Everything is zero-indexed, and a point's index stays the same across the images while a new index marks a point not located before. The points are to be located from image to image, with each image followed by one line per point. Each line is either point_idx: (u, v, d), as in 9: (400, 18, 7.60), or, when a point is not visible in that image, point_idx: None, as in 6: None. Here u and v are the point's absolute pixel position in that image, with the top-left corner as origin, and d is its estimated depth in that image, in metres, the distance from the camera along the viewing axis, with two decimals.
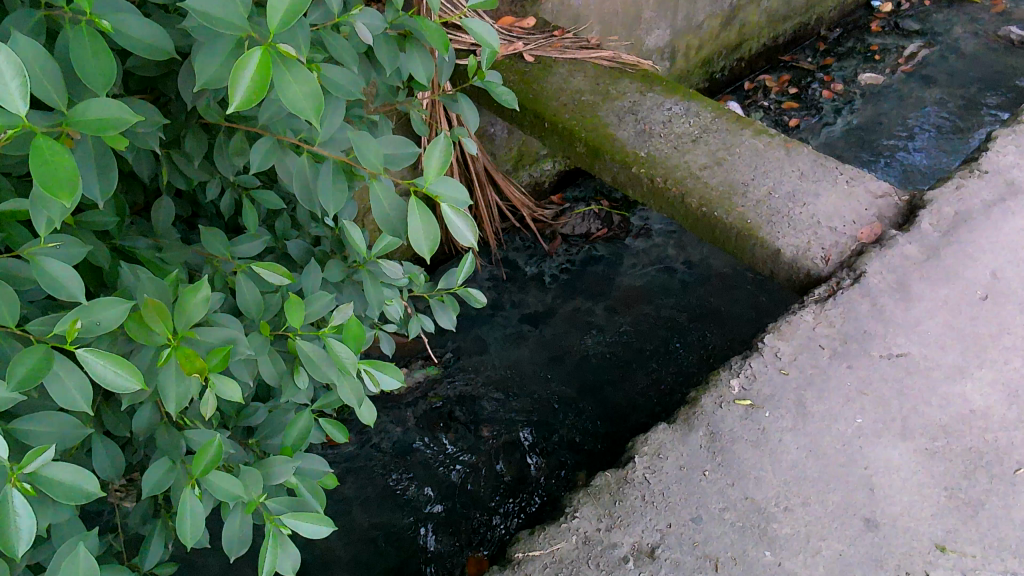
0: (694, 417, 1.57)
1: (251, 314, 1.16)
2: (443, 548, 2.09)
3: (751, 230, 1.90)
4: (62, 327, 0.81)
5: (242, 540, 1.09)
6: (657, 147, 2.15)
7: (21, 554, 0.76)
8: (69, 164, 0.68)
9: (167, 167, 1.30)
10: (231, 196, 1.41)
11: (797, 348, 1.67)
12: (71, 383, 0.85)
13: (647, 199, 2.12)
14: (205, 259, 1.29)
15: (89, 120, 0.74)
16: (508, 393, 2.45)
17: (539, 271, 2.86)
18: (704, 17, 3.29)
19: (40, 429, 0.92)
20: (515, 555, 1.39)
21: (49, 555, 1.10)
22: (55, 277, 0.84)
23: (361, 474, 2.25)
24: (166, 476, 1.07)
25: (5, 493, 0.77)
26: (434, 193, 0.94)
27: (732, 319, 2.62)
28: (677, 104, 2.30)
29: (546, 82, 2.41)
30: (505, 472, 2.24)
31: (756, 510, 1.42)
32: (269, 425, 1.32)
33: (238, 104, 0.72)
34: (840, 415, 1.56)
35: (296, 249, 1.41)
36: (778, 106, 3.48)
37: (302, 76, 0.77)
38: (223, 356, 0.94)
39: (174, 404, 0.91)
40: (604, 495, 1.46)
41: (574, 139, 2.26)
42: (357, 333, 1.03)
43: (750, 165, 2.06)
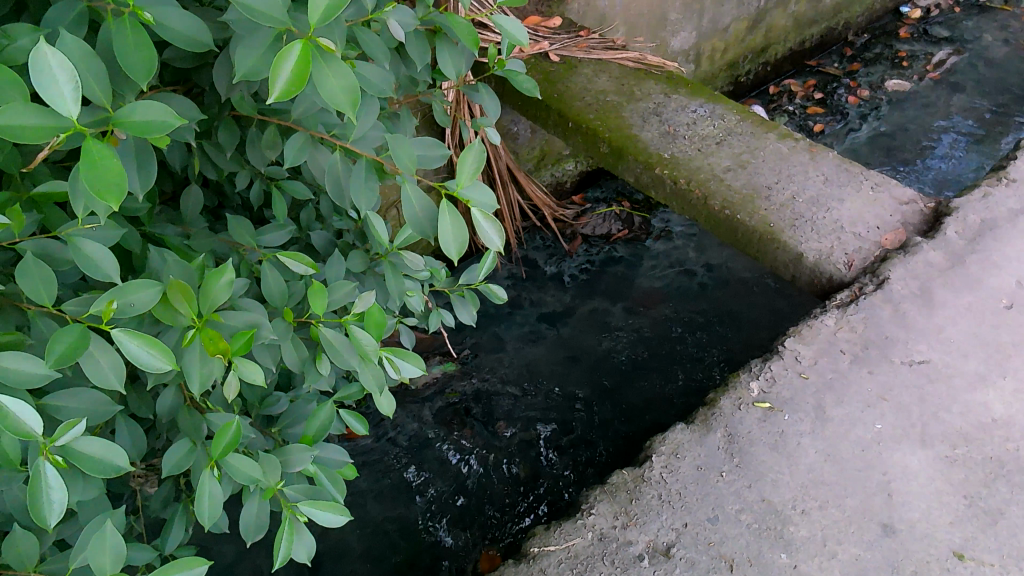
0: (713, 417, 1.58)
1: (275, 302, 1.16)
2: (457, 543, 2.10)
3: (773, 233, 1.89)
4: (98, 308, 0.82)
5: (259, 523, 1.11)
6: (681, 149, 2.15)
7: (51, 525, 0.79)
8: (117, 165, 0.68)
9: (199, 158, 1.33)
10: (259, 187, 1.43)
11: (817, 352, 1.67)
12: (104, 362, 0.87)
13: (670, 201, 2.11)
14: (231, 249, 1.30)
15: (136, 122, 0.75)
16: (525, 390, 2.46)
17: (558, 270, 2.87)
18: (731, 21, 3.28)
19: (70, 405, 0.94)
20: (530, 549, 1.40)
21: (74, 531, 1.13)
22: (91, 258, 0.86)
23: (377, 467, 2.27)
24: (185, 458, 1.09)
25: (38, 465, 0.79)
26: (464, 198, 0.95)
27: (751, 323, 2.61)
28: (701, 106, 2.30)
29: (570, 82, 2.42)
30: (520, 470, 2.25)
31: (773, 512, 1.42)
32: (291, 415, 1.33)
33: (277, 95, 0.73)
34: (860, 420, 1.55)
35: (318, 241, 1.42)
36: (803, 111, 3.47)
37: (340, 70, 0.78)
38: (246, 338, 0.96)
39: (198, 384, 0.93)
40: (620, 493, 1.47)
41: (597, 138, 2.26)
42: (378, 321, 1.04)
43: (774, 169, 2.05)
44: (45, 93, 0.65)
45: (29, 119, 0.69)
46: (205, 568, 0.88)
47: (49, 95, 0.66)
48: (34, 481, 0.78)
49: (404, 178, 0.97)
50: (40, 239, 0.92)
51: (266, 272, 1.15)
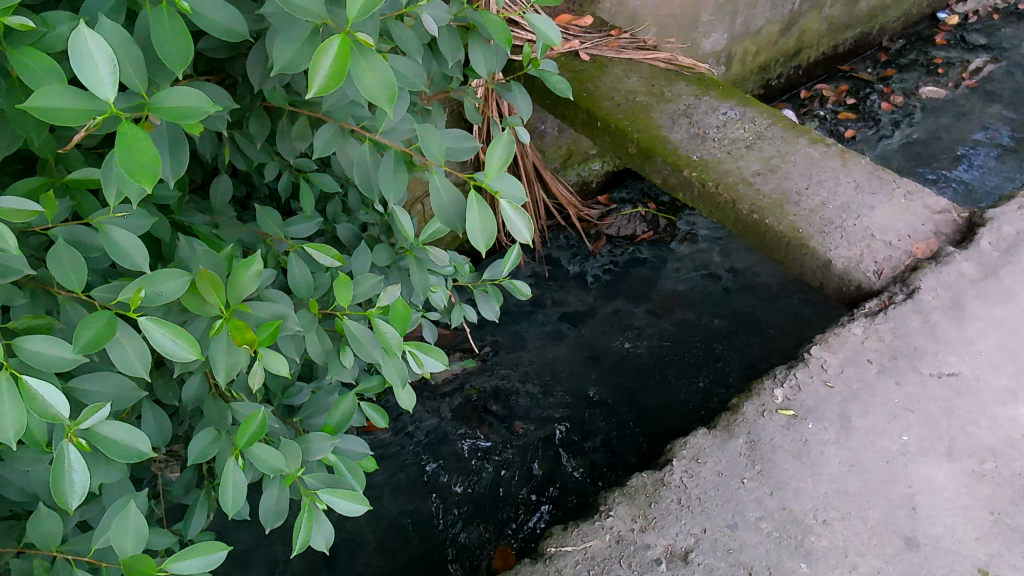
0: (735, 423, 1.56)
1: (301, 294, 1.16)
2: (471, 539, 2.10)
3: (801, 239, 1.87)
4: (126, 295, 0.83)
5: (278, 511, 1.11)
6: (710, 152, 2.13)
7: (73, 506, 0.80)
8: (152, 150, 0.68)
9: (230, 147, 1.34)
10: (287, 178, 1.44)
11: (843, 360, 1.65)
12: (131, 349, 0.88)
13: (697, 204, 2.10)
14: (259, 239, 1.31)
15: (170, 109, 0.75)
16: (544, 389, 2.46)
17: (581, 270, 2.86)
18: (764, 23, 3.24)
19: (97, 390, 0.96)
20: (547, 549, 1.40)
21: (98, 512, 1.14)
22: (121, 246, 0.87)
23: (395, 461, 2.27)
24: (210, 446, 1.10)
25: (61, 447, 0.79)
26: (493, 189, 0.93)
27: (774, 330, 2.59)
28: (732, 108, 2.29)
29: (600, 81, 2.41)
30: (537, 469, 2.25)
31: (794, 521, 1.40)
32: (312, 405, 1.34)
33: (316, 89, 0.73)
34: (886, 431, 1.53)
35: (344, 234, 1.43)
36: (835, 116, 3.43)
37: (377, 65, 0.77)
38: (273, 330, 0.96)
39: (223, 374, 0.93)
40: (639, 497, 1.46)
41: (626, 139, 2.25)
42: (402, 314, 1.02)
43: (805, 174, 2.03)
44: (84, 77, 0.66)
45: (66, 101, 0.70)
46: (226, 553, 0.89)
47: (88, 79, 0.66)
48: (57, 463, 0.79)
49: (432, 170, 0.96)
50: (72, 225, 0.92)
51: (293, 263, 1.15)
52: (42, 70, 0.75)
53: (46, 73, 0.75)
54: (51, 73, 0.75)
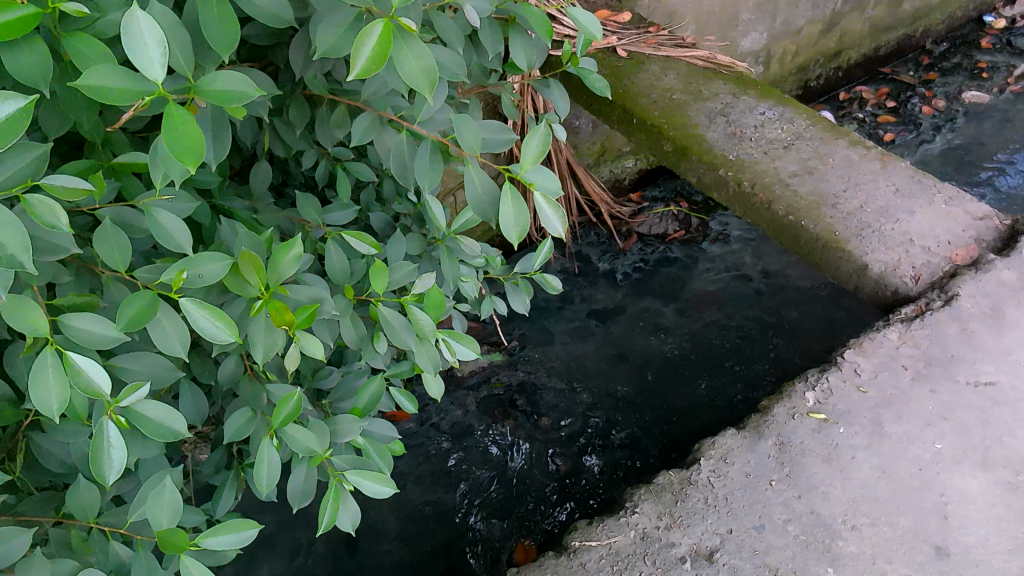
0: (765, 425, 1.55)
1: (338, 279, 1.17)
2: (492, 531, 2.11)
3: (837, 242, 1.84)
4: (168, 277, 0.84)
5: (306, 491, 1.13)
6: (747, 152, 2.11)
7: (110, 481, 0.82)
8: (197, 130, 0.69)
9: (270, 134, 1.36)
10: (325, 166, 1.46)
11: (877, 365, 1.63)
12: (172, 331, 0.89)
13: (732, 204, 2.08)
14: (297, 225, 1.33)
15: (215, 91, 0.76)
16: (570, 385, 2.46)
17: (611, 267, 2.86)
18: (804, 23, 3.20)
19: (137, 368, 0.97)
20: (571, 543, 1.40)
21: (133, 487, 1.17)
22: (166, 230, 0.88)
23: (419, 451, 2.29)
24: (245, 426, 1.13)
25: (101, 423, 0.81)
26: (527, 181, 0.92)
27: (806, 334, 2.56)
28: (770, 108, 2.26)
29: (637, 78, 2.40)
30: (560, 464, 2.25)
31: (822, 525, 1.39)
32: (342, 389, 1.36)
33: (357, 73, 0.72)
34: (919, 438, 1.51)
35: (378, 222, 1.44)
36: (874, 119, 3.38)
37: (419, 52, 0.76)
38: (311, 312, 0.97)
39: (261, 353, 0.94)
40: (666, 494, 1.46)
41: (661, 137, 2.24)
42: (437, 303, 1.05)
43: (843, 176, 2.01)
44: (135, 56, 0.67)
45: (116, 82, 0.71)
46: (256, 532, 0.91)
47: (138, 59, 0.67)
48: (96, 438, 0.81)
49: (467, 160, 0.95)
50: (119, 206, 0.94)
51: (331, 249, 1.16)
52: (93, 53, 0.76)
53: (97, 55, 0.76)
54: (101, 56, 0.76)
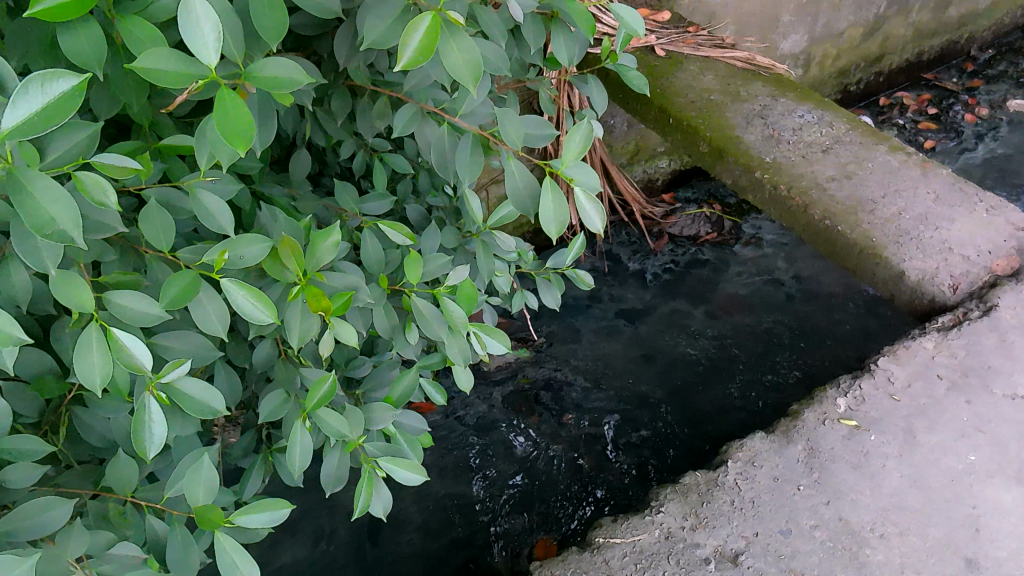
0: (795, 429, 1.54)
1: (372, 269, 1.18)
2: (514, 527, 2.11)
3: (874, 248, 1.82)
4: (211, 257, 0.86)
5: (338, 477, 1.14)
6: (784, 154, 2.09)
7: (150, 456, 0.84)
8: (247, 114, 0.70)
9: (311, 123, 1.38)
10: (362, 157, 1.48)
11: (911, 374, 1.61)
12: (212, 311, 0.91)
13: (768, 206, 2.06)
14: (334, 214, 1.35)
15: (265, 77, 0.77)
16: (596, 384, 2.46)
17: (641, 268, 2.86)
18: (847, 26, 3.16)
19: (177, 346, 0.99)
20: (595, 539, 1.40)
21: (167, 465, 1.19)
22: (210, 211, 0.90)
23: (444, 444, 2.31)
24: (280, 408, 1.14)
25: (143, 399, 0.83)
26: (568, 177, 0.93)
27: (837, 341, 2.53)
28: (809, 112, 2.24)
29: (675, 78, 2.39)
30: (584, 462, 2.25)
31: (849, 532, 1.38)
32: (374, 378, 1.37)
33: (405, 63, 0.73)
34: (952, 449, 1.49)
35: (413, 214, 1.45)
36: (914, 125, 3.33)
37: (466, 44, 0.77)
38: (346, 299, 0.98)
39: (297, 338, 0.96)
40: (692, 495, 1.45)
41: (697, 137, 2.22)
42: (469, 295, 1.06)
43: (882, 182, 1.98)
44: (191, 40, 0.68)
45: (170, 65, 0.73)
46: (288, 511, 0.92)
47: (194, 42, 0.69)
48: (138, 413, 0.83)
49: (509, 154, 0.96)
50: (165, 187, 0.96)
51: (366, 239, 1.17)
52: (147, 36, 0.78)
53: (149, 38, 0.78)
54: (153, 39, 0.78)
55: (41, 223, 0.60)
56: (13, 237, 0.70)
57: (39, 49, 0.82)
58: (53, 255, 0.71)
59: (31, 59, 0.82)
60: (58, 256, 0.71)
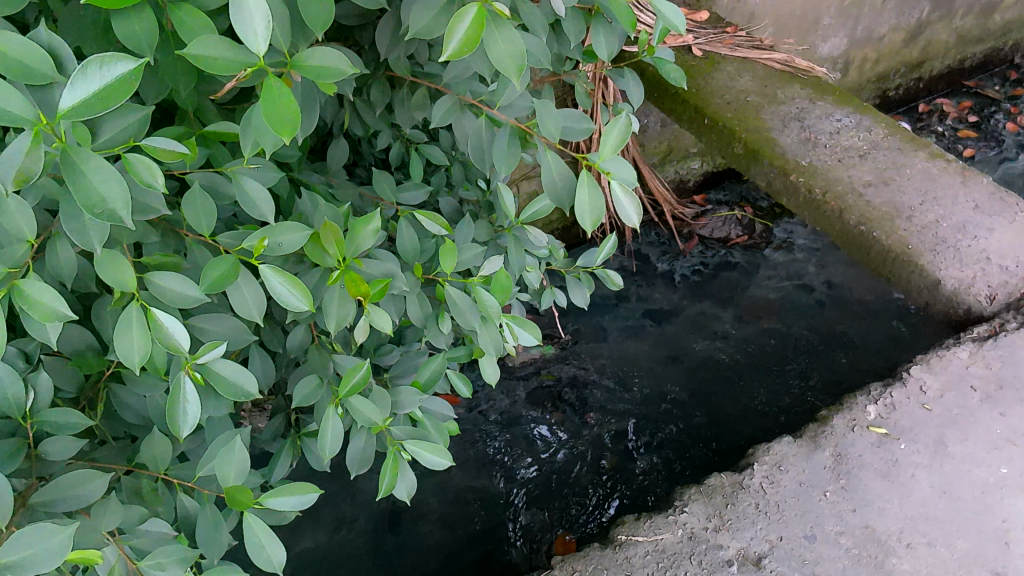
0: (823, 435, 1.53)
1: (407, 258, 1.19)
2: (533, 522, 2.12)
3: (910, 255, 1.80)
4: (250, 243, 0.87)
5: (364, 459, 1.16)
6: (820, 158, 2.07)
7: (183, 435, 0.86)
8: (294, 102, 0.71)
9: (350, 113, 1.40)
10: (399, 148, 1.50)
11: (944, 384, 1.59)
12: (250, 295, 0.93)
13: (802, 210, 2.04)
14: (370, 203, 1.36)
15: (311, 66, 0.78)
16: (620, 383, 2.46)
17: (670, 268, 2.85)
18: (888, 30, 3.12)
19: (214, 329, 1.01)
20: (617, 536, 1.41)
21: (199, 445, 1.21)
22: (252, 197, 0.91)
23: (467, 437, 2.32)
24: (313, 392, 1.14)
25: (178, 379, 0.85)
26: (605, 170, 0.93)
27: (867, 348, 2.50)
28: (847, 115, 2.22)
29: (711, 78, 2.37)
30: (605, 460, 2.25)
31: (876, 540, 1.36)
32: (401, 365, 1.38)
33: (451, 55, 0.73)
34: (983, 461, 1.47)
35: (446, 207, 1.46)
36: (954, 133, 3.27)
37: (510, 35, 0.77)
38: (382, 286, 0.99)
39: (334, 324, 0.97)
40: (716, 496, 1.45)
41: (732, 139, 2.21)
42: (504, 286, 1.07)
43: (920, 188, 1.96)
44: (241, 29, 0.69)
45: (220, 53, 0.74)
46: (317, 495, 0.94)
47: (244, 32, 0.70)
48: (173, 393, 0.85)
49: (546, 147, 0.96)
50: (209, 173, 0.98)
51: (403, 228, 1.17)
52: (196, 23, 0.79)
53: (199, 26, 0.79)
54: (203, 27, 0.79)
55: (92, 202, 0.61)
56: (63, 214, 0.72)
57: (93, 32, 0.84)
58: (99, 234, 0.73)
59: (85, 42, 0.84)
60: (103, 234, 0.73)
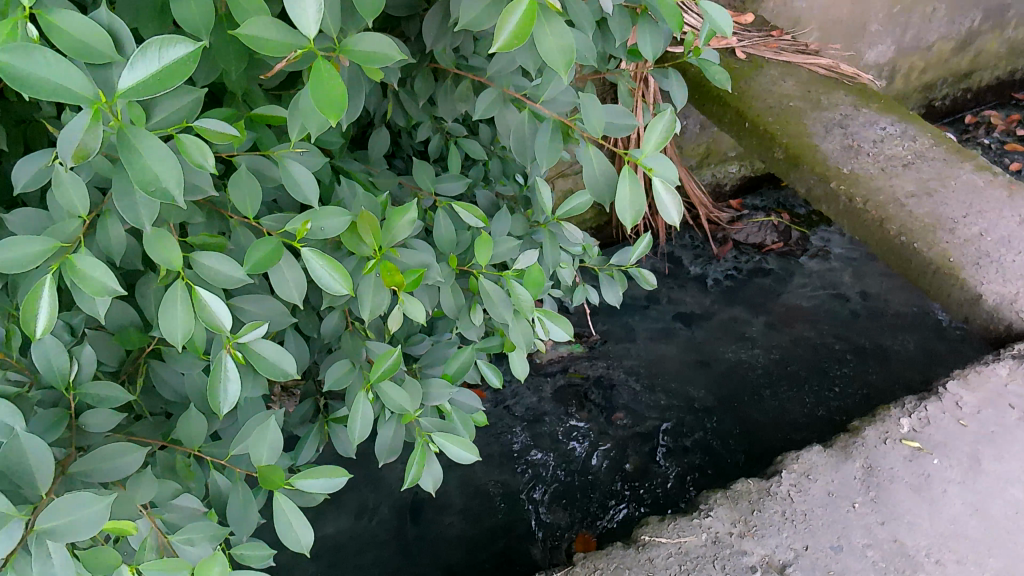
0: (853, 446, 1.51)
1: (444, 249, 1.20)
2: (554, 519, 2.12)
3: (951, 268, 1.77)
4: (293, 226, 0.89)
5: (392, 448, 1.17)
6: (863, 166, 2.04)
7: (222, 413, 0.88)
8: (341, 87, 0.72)
9: (393, 104, 1.41)
10: (438, 139, 1.51)
11: (981, 401, 1.56)
12: (291, 277, 0.94)
13: (841, 218, 2.01)
14: (409, 193, 1.37)
15: (359, 52, 0.79)
16: (648, 385, 2.45)
17: (703, 272, 2.83)
18: (937, 39, 3.06)
19: (254, 310, 1.02)
20: (640, 537, 1.40)
21: (232, 424, 1.23)
22: (297, 181, 0.93)
23: (492, 431, 2.33)
24: (344, 377, 1.16)
25: (219, 357, 0.87)
26: (647, 167, 0.93)
27: (902, 361, 2.46)
28: (892, 124, 2.18)
29: (754, 81, 2.35)
30: (630, 461, 2.24)
31: (904, 555, 1.34)
32: (431, 355, 1.39)
33: (500, 46, 0.73)
34: (1019, 480, 1.45)
35: (482, 199, 1.46)
36: (1000, 146, 3.21)
37: (559, 28, 0.77)
38: (418, 276, 1.00)
39: (368, 311, 0.98)
40: (742, 502, 1.44)
41: (773, 143, 2.18)
42: (536, 280, 1.07)
43: (964, 201, 1.92)
44: (293, 12, 0.70)
45: (272, 35, 0.75)
46: (345, 479, 0.95)
47: (296, 15, 0.70)
48: (214, 370, 0.87)
49: (587, 142, 0.96)
50: (255, 156, 1.00)
51: (440, 219, 1.19)
52: None
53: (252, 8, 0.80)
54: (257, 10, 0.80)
55: (147, 180, 0.63)
56: (115, 191, 0.74)
57: (150, 13, 0.86)
58: (149, 211, 0.74)
59: (141, 23, 0.86)
60: (153, 211, 0.75)
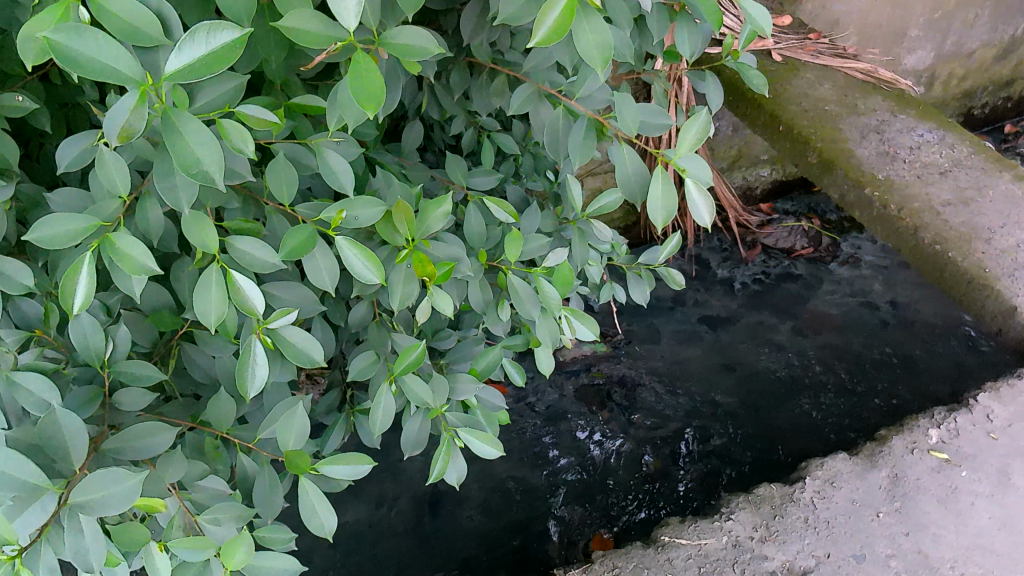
0: (880, 455, 1.50)
1: (473, 244, 1.20)
2: (572, 517, 2.12)
3: (986, 278, 1.74)
4: (328, 215, 0.90)
5: (417, 442, 1.17)
6: (898, 173, 2.01)
7: (250, 396, 0.89)
8: (380, 78, 0.73)
9: (427, 97, 1.42)
10: (471, 134, 1.51)
11: (1013, 414, 1.54)
12: (323, 265, 0.95)
13: (874, 225, 1.99)
14: (440, 186, 1.38)
15: (397, 45, 0.80)
16: (671, 387, 2.44)
17: (730, 275, 2.81)
18: (978, 47, 3.01)
19: (285, 296, 1.04)
20: (660, 537, 1.40)
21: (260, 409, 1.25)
22: (333, 170, 0.94)
23: (513, 427, 2.33)
24: (368, 367, 1.16)
25: (249, 341, 0.88)
26: (680, 167, 0.92)
27: (931, 372, 2.42)
28: (930, 131, 2.15)
29: (790, 84, 2.33)
30: (650, 463, 2.24)
31: (927, 566, 1.33)
32: (457, 351, 1.39)
33: (538, 41, 0.74)
34: None
35: (513, 194, 1.46)
36: None
37: (597, 25, 0.77)
38: (448, 269, 1.00)
39: (398, 300, 0.99)
40: (764, 507, 1.43)
41: (807, 147, 2.16)
42: (566, 279, 1.05)
43: (1001, 212, 1.89)
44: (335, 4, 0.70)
45: (313, 26, 0.76)
46: (369, 468, 0.96)
47: (338, 7, 0.70)
48: (244, 354, 0.88)
49: (621, 141, 0.96)
50: (293, 144, 1.01)
51: (471, 214, 1.19)
52: None
53: None
54: None
55: (189, 163, 0.64)
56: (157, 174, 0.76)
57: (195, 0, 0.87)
58: (189, 195, 0.76)
59: (186, 10, 0.87)
60: (193, 195, 0.76)
